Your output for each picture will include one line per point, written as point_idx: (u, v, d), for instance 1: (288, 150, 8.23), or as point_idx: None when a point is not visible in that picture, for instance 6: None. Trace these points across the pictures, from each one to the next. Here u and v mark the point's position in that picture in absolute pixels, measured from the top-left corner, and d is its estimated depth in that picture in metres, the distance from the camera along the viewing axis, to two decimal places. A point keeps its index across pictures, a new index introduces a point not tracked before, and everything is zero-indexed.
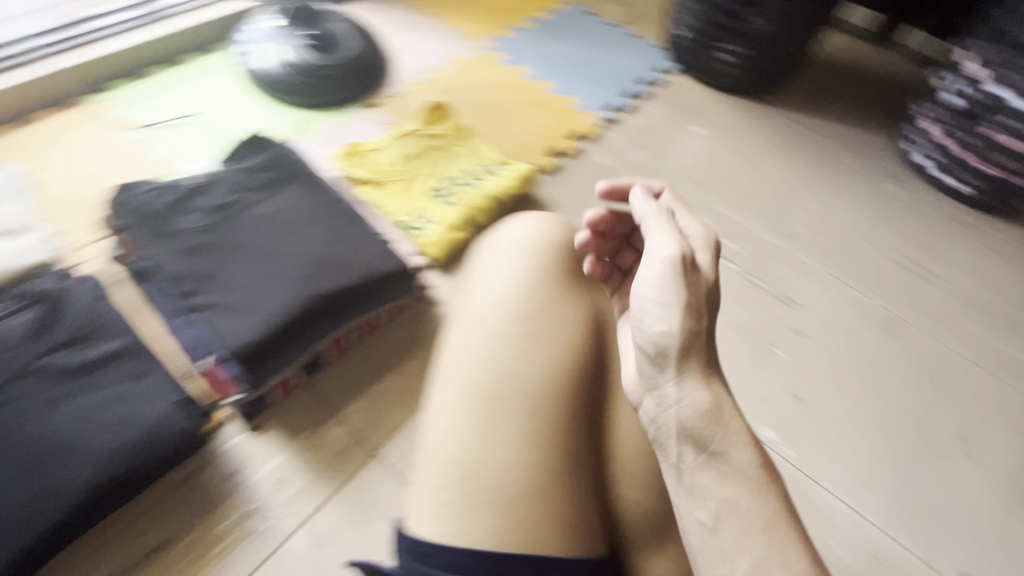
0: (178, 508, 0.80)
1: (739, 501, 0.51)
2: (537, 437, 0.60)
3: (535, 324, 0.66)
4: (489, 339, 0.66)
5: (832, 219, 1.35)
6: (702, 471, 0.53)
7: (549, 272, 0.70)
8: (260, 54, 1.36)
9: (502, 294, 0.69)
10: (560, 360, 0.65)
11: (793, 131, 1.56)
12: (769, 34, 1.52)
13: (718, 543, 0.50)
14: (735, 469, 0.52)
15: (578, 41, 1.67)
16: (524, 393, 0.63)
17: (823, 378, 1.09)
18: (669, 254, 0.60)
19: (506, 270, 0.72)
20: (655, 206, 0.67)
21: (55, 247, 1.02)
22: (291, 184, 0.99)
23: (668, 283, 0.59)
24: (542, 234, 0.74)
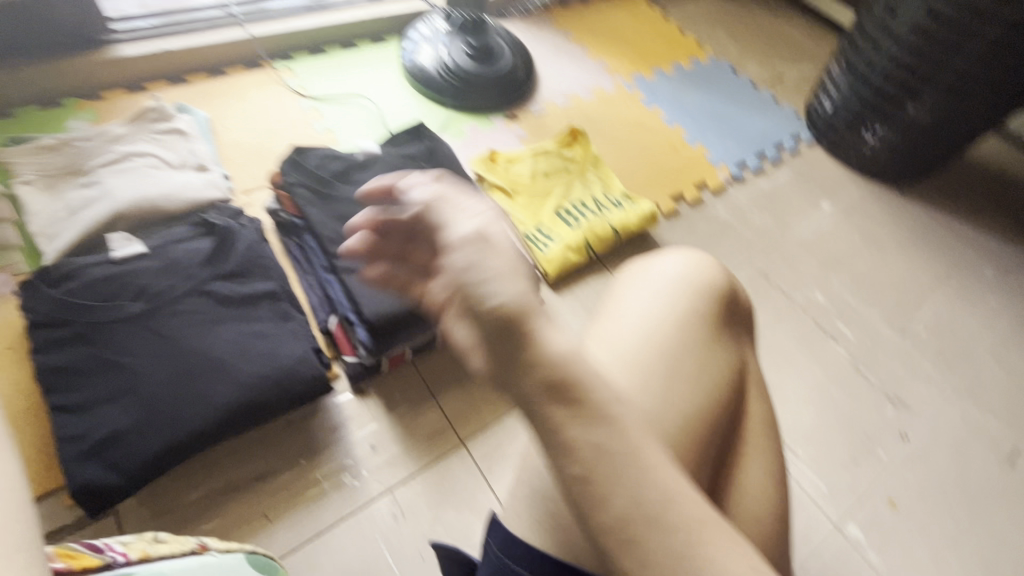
0: (284, 446, 0.87)
1: (618, 451, 0.41)
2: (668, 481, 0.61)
3: (681, 368, 0.65)
4: (631, 369, 0.64)
5: (958, 328, 1.28)
6: (571, 427, 0.41)
7: (700, 314, 0.69)
8: (424, 53, 1.48)
9: (651, 325, 0.67)
10: (700, 406, 0.65)
11: (929, 227, 1.49)
12: (922, 125, 1.45)
13: (597, 497, 0.41)
14: (600, 416, 0.41)
15: (717, 95, 1.70)
16: (659, 432, 0.62)
17: (924, 492, 1.02)
18: (469, 229, 0.43)
19: (659, 302, 0.69)
20: (431, 191, 0.46)
21: (228, 183, 1.14)
22: (442, 177, 1.06)
23: (495, 255, 0.42)
24: (696, 274, 0.72)
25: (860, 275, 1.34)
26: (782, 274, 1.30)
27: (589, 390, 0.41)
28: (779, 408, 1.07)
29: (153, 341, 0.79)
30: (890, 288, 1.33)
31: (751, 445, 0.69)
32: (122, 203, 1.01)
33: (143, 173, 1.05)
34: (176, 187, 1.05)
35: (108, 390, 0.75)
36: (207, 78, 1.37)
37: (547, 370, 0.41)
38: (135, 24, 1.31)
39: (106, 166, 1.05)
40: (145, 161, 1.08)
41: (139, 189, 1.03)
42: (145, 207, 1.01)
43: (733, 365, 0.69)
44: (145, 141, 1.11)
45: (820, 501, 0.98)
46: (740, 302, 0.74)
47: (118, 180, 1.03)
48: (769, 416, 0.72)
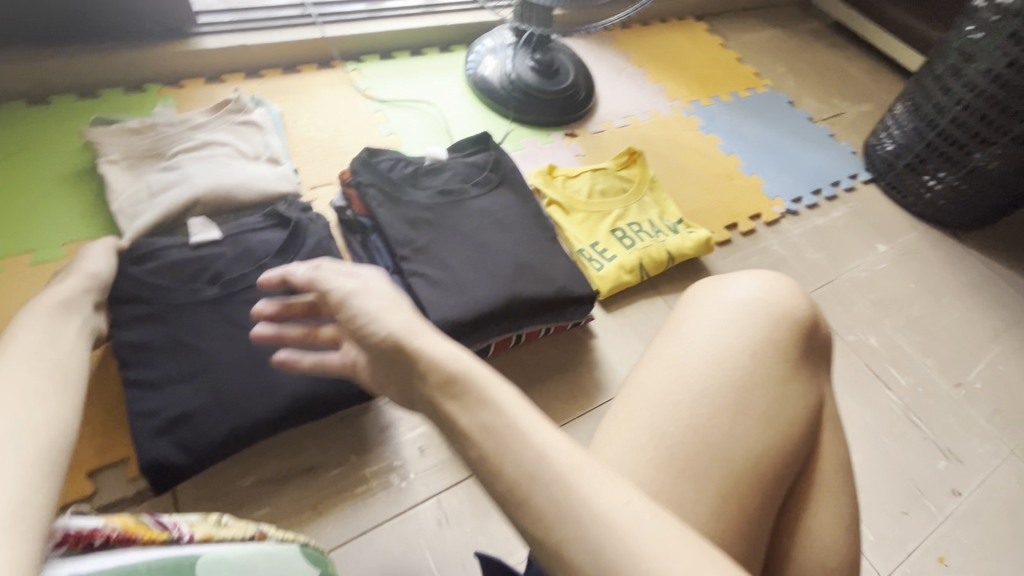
0: (335, 441, 0.89)
1: (500, 426, 0.47)
2: (725, 512, 0.60)
3: (749, 399, 0.65)
4: (698, 398, 0.64)
5: (1016, 385, 1.24)
6: (459, 414, 0.49)
7: (777, 347, 0.68)
8: (488, 65, 1.50)
9: (723, 355, 0.67)
10: (770, 443, 0.64)
11: (987, 278, 1.45)
12: (989, 173, 1.41)
13: (492, 471, 0.46)
14: (479, 398, 0.49)
15: (773, 127, 1.69)
16: (723, 465, 0.62)
17: (975, 551, 0.99)
18: (350, 288, 0.59)
19: (733, 331, 0.68)
20: (316, 268, 0.61)
21: (296, 179, 1.19)
22: (507, 188, 1.07)
23: (373, 297, 0.58)
24: (773, 300, 0.71)
25: (914, 322, 1.31)
26: (833, 313, 1.28)
27: (467, 380, 0.50)
28: None
29: (225, 326, 0.82)
30: (946, 338, 1.29)
31: (821, 486, 0.68)
32: (200, 188, 1.05)
33: (221, 163, 1.10)
34: (251, 179, 1.10)
35: (181, 370, 0.77)
36: (281, 74, 1.42)
37: (438, 371, 0.51)
38: (219, 17, 1.37)
39: (187, 152, 1.10)
40: (223, 151, 1.12)
41: (216, 177, 1.07)
42: (223, 196, 1.07)
43: (809, 402, 0.68)
44: (224, 131, 1.15)
45: (867, 551, 0.95)
46: (819, 336, 0.72)
47: (197, 167, 1.08)
48: (844, 457, 0.70)
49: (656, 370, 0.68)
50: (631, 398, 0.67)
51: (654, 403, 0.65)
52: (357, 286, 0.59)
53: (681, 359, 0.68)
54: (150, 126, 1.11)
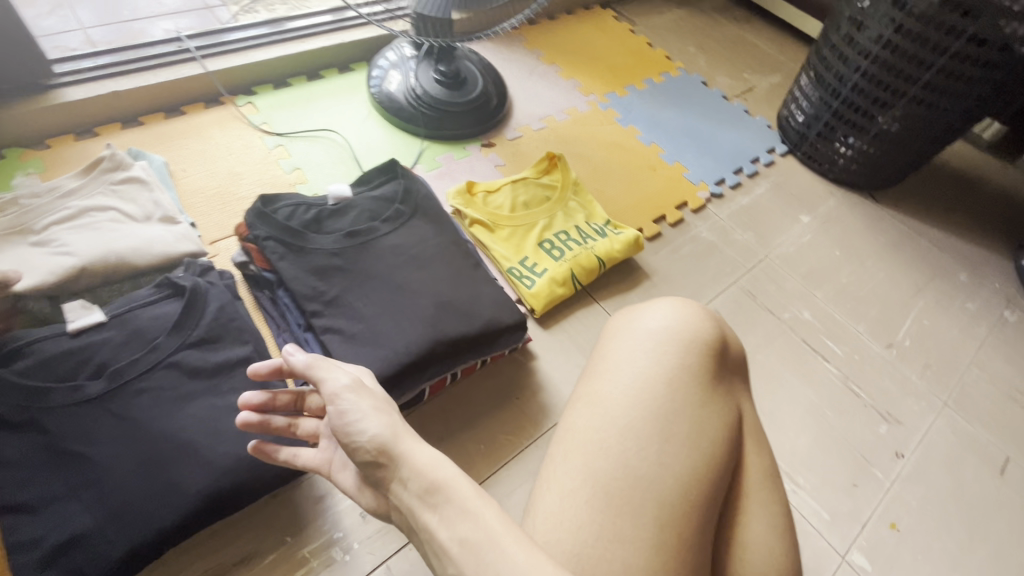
0: (267, 523, 0.82)
1: (480, 539, 0.50)
2: (664, 546, 0.57)
3: (673, 425, 0.63)
4: (622, 433, 0.62)
5: (942, 337, 1.29)
6: (438, 526, 0.51)
7: (690, 371, 0.67)
8: (390, 81, 1.43)
9: (641, 384, 0.65)
10: (698, 465, 0.61)
11: (904, 233, 1.51)
12: (892, 135, 1.46)
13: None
14: (458, 509, 0.52)
15: (689, 109, 1.70)
16: (655, 497, 0.58)
17: (924, 510, 1.02)
18: (343, 383, 0.61)
19: (648, 360, 0.67)
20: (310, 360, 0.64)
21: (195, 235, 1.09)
22: (420, 219, 1.01)
23: (359, 396, 0.61)
24: (683, 326, 0.71)
25: (843, 289, 1.34)
26: (767, 291, 1.30)
27: (450, 490, 0.53)
28: (777, 435, 1.06)
29: (115, 425, 0.72)
30: (873, 300, 1.33)
31: (750, 499, 0.67)
32: (81, 264, 0.95)
33: (102, 233, 0.99)
34: (141, 244, 1.00)
35: (68, 483, 0.68)
36: (164, 120, 1.30)
37: (420, 478, 0.54)
38: (81, 64, 1.23)
39: (60, 225, 0.98)
40: (104, 218, 1.01)
41: (99, 248, 0.97)
42: (109, 269, 0.96)
43: (729, 419, 0.67)
44: (103, 194, 1.04)
45: (823, 531, 0.96)
46: (730, 352, 0.73)
47: (74, 241, 0.96)
48: (770, 466, 0.70)
49: (581, 409, 0.66)
50: (563, 444, 0.64)
51: (581, 445, 0.62)
52: (349, 381, 0.62)
53: (606, 395, 0.66)
54: (11, 200, 0.98)
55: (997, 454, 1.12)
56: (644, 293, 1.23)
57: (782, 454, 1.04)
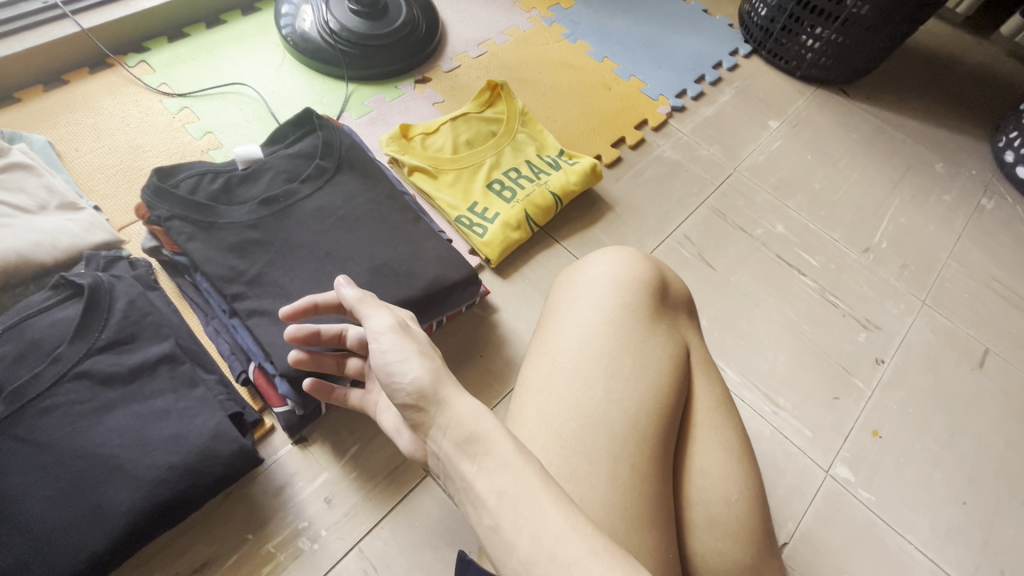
0: (225, 523, 0.77)
1: (520, 494, 0.39)
2: (621, 482, 0.52)
3: (620, 363, 0.57)
4: (568, 380, 0.57)
5: (921, 233, 1.24)
6: (475, 477, 0.41)
7: (631, 308, 0.61)
8: (301, 17, 1.25)
9: (582, 327, 0.60)
10: (648, 398, 0.56)
11: (878, 127, 1.42)
12: (863, 20, 1.34)
13: (506, 543, 0.38)
14: (498, 462, 0.41)
15: (642, 15, 1.53)
16: (604, 435, 0.53)
17: (904, 413, 1.00)
18: (385, 324, 0.52)
19: (588, 305, 0.61)
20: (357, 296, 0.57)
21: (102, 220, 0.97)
22: (345, 173, 0.90)
23: (394, 342, 0.50)
24: (622, 265, 0.64)
25: (817, 196, 1.27)
26: (739, 207, 1.22)
27: (490, 441, 0.42)
28: (753, 358, 1.02)
29: (21, 453, 0.64)
30: (848, 204, 1.26)
31: (705, 426, 0.62)
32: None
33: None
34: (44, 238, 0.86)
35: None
36: (43, 92, 1.14)
37: (459, 427, 0.43)
38: None
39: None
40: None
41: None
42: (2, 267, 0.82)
43: (675, 349, 0.61)
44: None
45: (806, 448, 0.94)
46: (672, 286, 0.67)
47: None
48: (723, 393, 0.65)
49: (532, 365, 0.61)
50: (516, 402, 0.59)
51: (533, 396, 0.58)
52: (392, 323, 0.52)
53: (551, 348, 0.60)
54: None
55: (976, 347, 1.09)
56: (609, 226, 1.15)
57: (762, 377, 1.00)
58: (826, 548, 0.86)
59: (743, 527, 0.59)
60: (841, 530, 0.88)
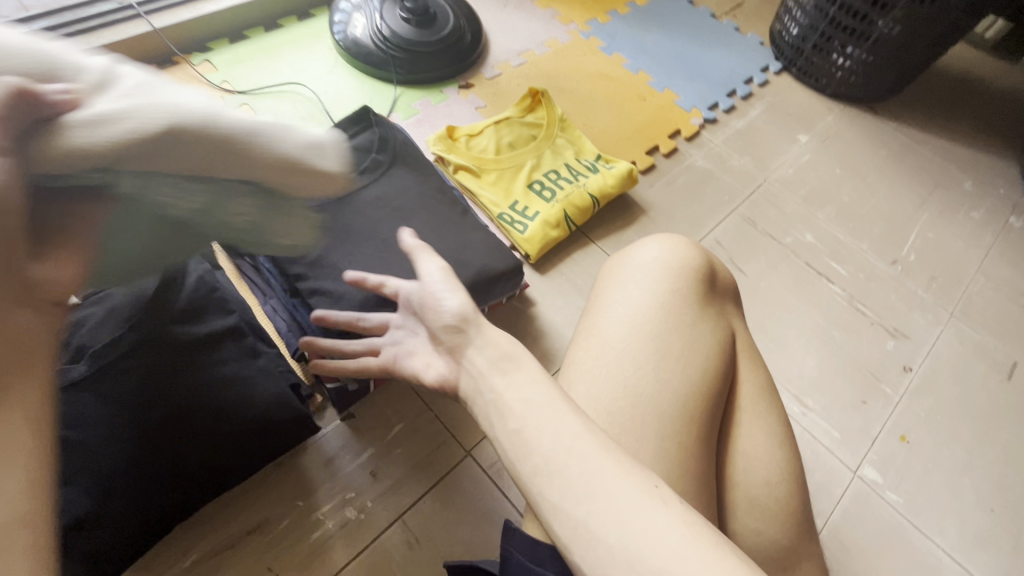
0: (277, 490, 0.81)
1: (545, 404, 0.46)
2: (668, 455, 0.55)
3: (669, 345, 0.61)
4: (619, 358, 0.60)
5: (948, 248, 1.26)
6: (505, 389, 0.48)
7: (681, 293, 0.64)
8: (354, 24, 1.32)
9: (633, 309, 0.63)
10: (696, 379, 0.59)
11: (906, 145, 1.45)
12: (893, 40, 1.38)
13: (529, 444, 0.45)
14: (528, 377, 0.49)
15: (676, 31, 1.59)
16: (655, 411, 0.57)
17: (932, 421, 1.01)
18: (437, 267, 0.59)
19: (640, 289, 0.65)
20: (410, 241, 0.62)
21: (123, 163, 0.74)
22: (400, 167, 0.96)
23: (444, 284, 0.58)
24: (673, 254, 0.68)
25: (845, 208, 1.30)
26: (769, 216, 1.26)
27: (521, 358, 0.50)
28: (783, 361, 1.05)
29: (101, 409, 0.67)
30: (876, 217, 1.29)
31: (749, 411, 0.65)
32: (32, 126, 0.41)
33: (224, 115, 0.49)
34: (242, 125, 0.49)
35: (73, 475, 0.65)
36: None
37: (494, 345, 0.51)
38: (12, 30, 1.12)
39: (139, 84, 0.46)
40: (143, 67, 0.49)
41: (132, 104, 0.44)
42: (156, 155, 0.46)
43: (722, 335, 0.64)
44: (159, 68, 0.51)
45: (834, 449, 0.96)
46: (719, 276, 0.70)
47: (105, 101, 0.44)
48: (767, 381, 0.68)
49: (583, 344, 0.64)
50: (565, 377, 0.63)
51: (583, 373, 0.61)
52: (441, 267, 0.60)
53: (602, 328, 0.64)
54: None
55: (1006, 361, 1.11)
56: (641, 229, 1.19)
57: (790, 379, 1.03)
58: (852, 546, 0.88)
59: (780, 509, 0.62)
60: (867, 529, 0.89)
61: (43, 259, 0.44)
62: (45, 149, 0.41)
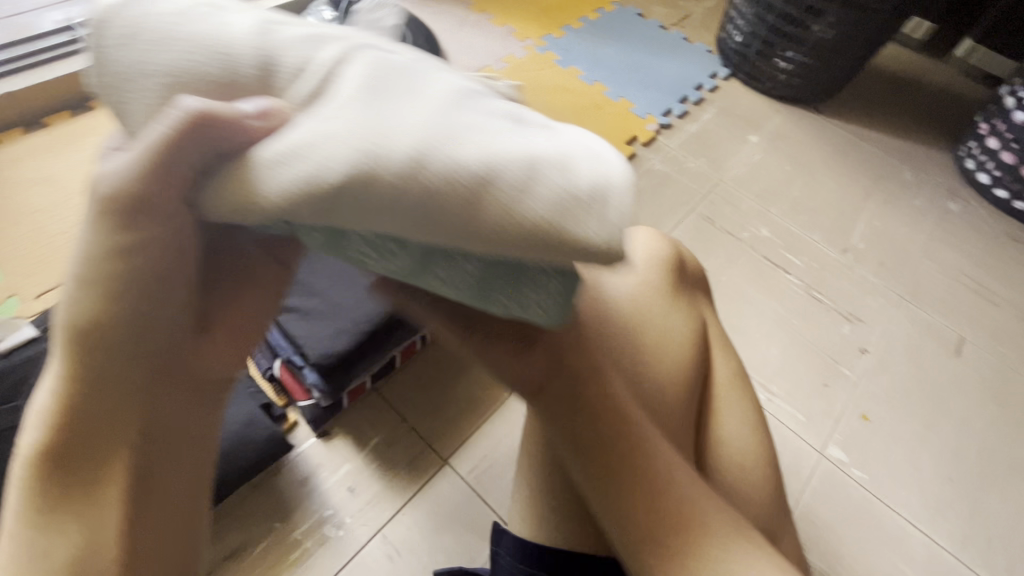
0: (252, 514, 0.80)
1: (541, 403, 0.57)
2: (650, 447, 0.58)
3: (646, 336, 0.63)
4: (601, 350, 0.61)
5: (893, 235, 1.33)
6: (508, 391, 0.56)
7: (655, 285, 0.66)
8: None
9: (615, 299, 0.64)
10: (673, 369, 0.62)
11: (849, 141, 1.54)
12: (829, 44, 1.47)
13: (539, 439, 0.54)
14: None
15: (628, 43, 1.65)
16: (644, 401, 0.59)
17: (889, 398, 1.06)
18: None
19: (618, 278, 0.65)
20: None
21: None
22: None
23: None
24: (646, 248, 0.70)
25: (797, 202, 1.36)
26: (726, 214, 1.31)
27: None
28: (748, 350, 1.09)
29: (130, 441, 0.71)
30: (826, 209, 1.36)
31: (724, 397, 0.68)
32: (203, 163, 0.31)
33: (476, 148, 0.31)
34: (479, 167, 0.31)
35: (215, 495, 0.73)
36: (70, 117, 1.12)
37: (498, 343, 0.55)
38: None
39: (364, 89, 0.32)
40: (399, 60, 0.34)
41: (311, 126, 0.30)
42: (339, 213, 0.31)
43: (693, 325, 0.67)
44: (386, 48, 0.35)
45: (800, 431, 1.00)
46: (687, 268, 0.74)
47: (298, 119, 0.31)
48: (737, 368, 0.71)
49: None
50: None
51: None
52: None
53: None
54: (166, 37, 0.33)
55: (954, 338, 1.17)
56: None
57: (756, 367, 1.07)
58: (823, 524, 0.91)
59: (762, 493, 0.64)
60: (836, 507, 0.93)
61: (200, 336, 0.39)
62: (217, 196, 0.31)
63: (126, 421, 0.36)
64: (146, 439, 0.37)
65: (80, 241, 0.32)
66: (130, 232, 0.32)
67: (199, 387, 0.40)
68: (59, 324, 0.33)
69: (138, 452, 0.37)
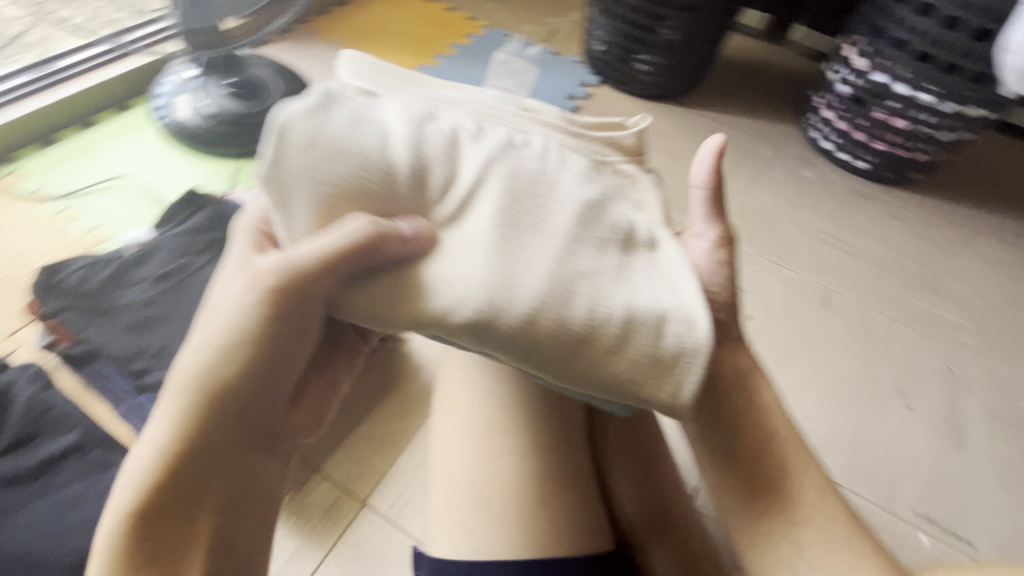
0: None
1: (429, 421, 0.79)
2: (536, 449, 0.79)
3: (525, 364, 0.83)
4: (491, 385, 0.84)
5: (760, 207, 1.47)
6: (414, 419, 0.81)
7: None
8: (176, 109, 1.31)
9: None
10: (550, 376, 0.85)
11: (712, 127, 1.68)
12: (677, 44, 1.60)
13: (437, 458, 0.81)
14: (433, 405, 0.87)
15: (500, 62, 1.72)
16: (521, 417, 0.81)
17: (775, 356, 1.16)
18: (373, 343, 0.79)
19: None
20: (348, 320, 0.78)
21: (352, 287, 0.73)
22: None
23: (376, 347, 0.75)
24: None
25: (673, 191, 1.47)
26: None
27: None
28: None
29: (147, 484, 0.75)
30: None
31: None
32: (365, 277, 0.53)
33: (591, 300, 0.53)
34: (584, 322, 0.52)
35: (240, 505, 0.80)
36: None
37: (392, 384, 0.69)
38: None
39: (508, 233, 0.53)
40: (544, 212, 0.55)
41: (463, 264, 0.52)
42: (481, 329, 0.51)
43: None
44: (540, 202, 0.55)
45: None
46: None
47: (458, 243, 0.53)
48: None
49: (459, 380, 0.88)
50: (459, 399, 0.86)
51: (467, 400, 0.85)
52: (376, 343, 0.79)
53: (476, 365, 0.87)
54: (330, 146, 0.51)
55: (822, 290, 1.30)
56: None
57: None
58: None
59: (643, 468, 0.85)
60: None
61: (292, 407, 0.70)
62: (359, 306, 0.53)
63: (250, 460, 0.62)
64: (239, 483, 0.61)
65: (237, 331, 0.55)
66: (285, 321, 0.55)
67: (278, 447, 0.67)
68: (206, 382, 0.56)
69: (220, 498, 0.59)
